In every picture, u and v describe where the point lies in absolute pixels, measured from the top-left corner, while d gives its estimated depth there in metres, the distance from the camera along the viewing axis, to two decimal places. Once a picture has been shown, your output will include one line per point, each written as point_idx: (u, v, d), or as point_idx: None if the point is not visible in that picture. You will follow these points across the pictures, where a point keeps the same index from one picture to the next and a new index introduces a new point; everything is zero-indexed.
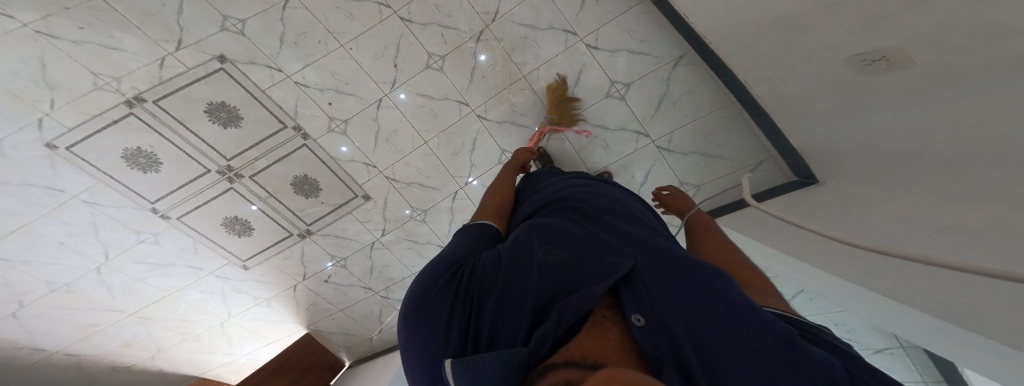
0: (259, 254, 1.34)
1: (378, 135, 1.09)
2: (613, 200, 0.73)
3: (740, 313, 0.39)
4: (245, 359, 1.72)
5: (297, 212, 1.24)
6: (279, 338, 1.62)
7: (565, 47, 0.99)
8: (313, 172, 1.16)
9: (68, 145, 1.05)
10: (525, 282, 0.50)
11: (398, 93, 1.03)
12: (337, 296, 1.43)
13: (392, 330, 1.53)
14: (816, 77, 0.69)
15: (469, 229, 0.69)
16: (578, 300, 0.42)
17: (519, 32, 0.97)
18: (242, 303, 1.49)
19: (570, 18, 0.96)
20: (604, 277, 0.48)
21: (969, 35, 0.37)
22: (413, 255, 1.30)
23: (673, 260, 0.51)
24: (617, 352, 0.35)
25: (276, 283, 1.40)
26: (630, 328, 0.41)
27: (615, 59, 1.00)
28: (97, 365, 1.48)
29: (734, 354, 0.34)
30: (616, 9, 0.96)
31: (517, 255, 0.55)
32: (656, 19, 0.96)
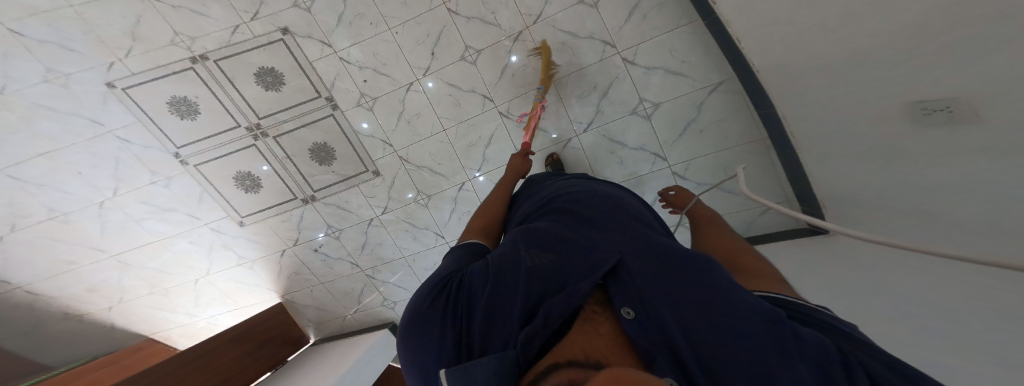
0: (259, 212, 1.35)
1: (401, 115, 1.16)
2: (601, 196, 0.71)
3: (730, 296, 0.37)
4: (205, 324, 1.64)
5: (307, 176, 1.27)
6: (249, 305, 1.56)
7: (601, 58, 1.05)
8: (333, 141, 1.22)
9: (126, 87, 1.17)
10: (512, 281, 0.49)
11: (428, 82, 1.11)
12: (321, 268, 1.41)
13: (367, 312, 1.47)
14: (842, 108, 0.71)
15: (458, 248, 0.66)
16: (565, 300, 0.42)
17: (559, 38, 1.05)
18: (225, 261, 1.47)
19: (612, 29, 1.03)
20: (591, 274, 0.46)
21: (982, 51, 0.40)
22: (407, 238, 1.29)
23: (663, 252, 0.49)
24: (607, 347, 0.34)
25: (267, 244, 1.40)
26: (620, 322, 0.39)
27: (650, 77, 1.06)
28: (48, 309, 1.43)
29: (726, 342, 0.33)
30: (662, 27, 1.01)
31: (503, 257, 0.54)
32: (702, 42, 1.00)
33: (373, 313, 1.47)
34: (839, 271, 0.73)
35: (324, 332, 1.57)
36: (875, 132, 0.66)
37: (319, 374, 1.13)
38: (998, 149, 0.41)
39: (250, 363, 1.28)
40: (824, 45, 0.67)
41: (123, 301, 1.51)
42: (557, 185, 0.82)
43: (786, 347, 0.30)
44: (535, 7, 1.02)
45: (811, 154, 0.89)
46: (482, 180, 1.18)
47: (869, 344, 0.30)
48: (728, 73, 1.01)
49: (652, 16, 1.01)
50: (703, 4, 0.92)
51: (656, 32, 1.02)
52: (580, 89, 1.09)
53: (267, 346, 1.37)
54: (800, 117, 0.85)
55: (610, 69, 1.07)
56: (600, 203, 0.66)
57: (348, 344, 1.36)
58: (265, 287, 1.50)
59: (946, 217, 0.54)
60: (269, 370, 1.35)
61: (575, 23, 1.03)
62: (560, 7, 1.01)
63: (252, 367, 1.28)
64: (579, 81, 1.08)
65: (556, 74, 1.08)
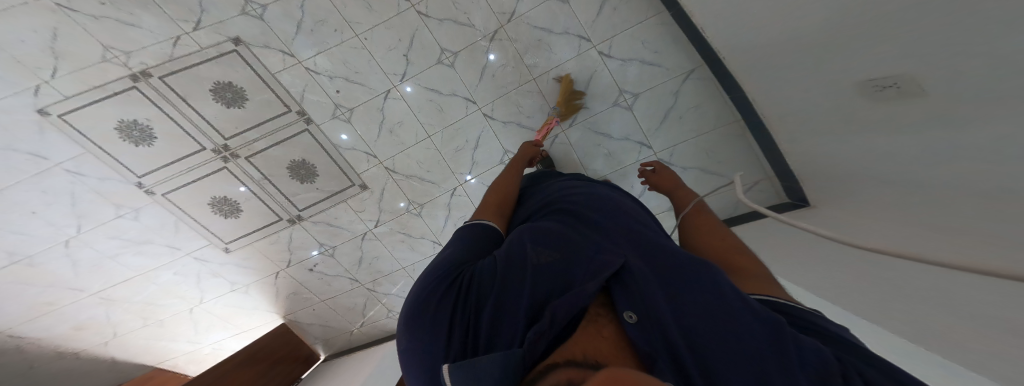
0: (243, 237, 1.30)
1: (382, 124, 1.10)
2: (604, 198, 0.71)
3: (733, 301, 0.38)
4: (210, 349, 1.64)
5: (290, 197, 1.22)
6: (251, 328, 1.55)
7: (577, 52, 1.02)
8: (312, 158, 1.16)
9: (63, 113, 1.04)
10: (519, 284, 0.49)
11: (407, 86, 1.05)
12: (320, 286, 1.40)
13: (374, 324, 1.48)
14: (816, 100, 0.73)
15: (467, 229, 0.67)
16: (572, 300, 0.42)
17: (534, 35, 1.00)
18: (217, 289, 1.43)
19: (586, 23, 0.99)
20: (597, 275, 0.47)
21: (953, 65, 0.41)
22: (404, 248, 1.29)
23: (665, 257, 0.51)
24: (611, 352, 0.35)
25: (259, 269, 1.37)
26: (623, 324, 0.40)
27: (626, 68, 1.03)
28: (37, 351, 1.34)
29: (725, 348, 0.34)
30: (632, 19, 0.98)
31: (510, 257, 0.54)
32: (672, 31, 0.99)
33: (379, 325, 1.49)
34: (815, 246, 0.78)
35: (332, 347, 1.59)
36: (846, 124, 0.68)
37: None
38: (965, 155, 0.44)
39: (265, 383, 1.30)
40: (798, 41, 0.67)
41: (118, 335, 1.47)
42: (558, 184, 0.82)
43: (784, 350, 0.31)
44: (507, 5, 0.96)
45: (785, 135, 0.91)
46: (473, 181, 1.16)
47: (866, 355, 0.31)
48: (698, 60, 1.01)
49: (623, 7, 0.97)
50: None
51: (626, 24, 0.99)
52: (562, 84, 1.06)
53: (279, 366, 1.38)
54: (775, 105, 0.87)
55: (589, 64, 1.03)
56: (602, 205, 0.68)
57: (359, 356, 1.39)
58: (265, 310, 1.48)
59: (910, 209, 0.58)
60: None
61: (550, 18, 0.98)
62: (532, 4, 0.96)
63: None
64: (558, 79, 1.05)
65: (535, 72, 1.04)
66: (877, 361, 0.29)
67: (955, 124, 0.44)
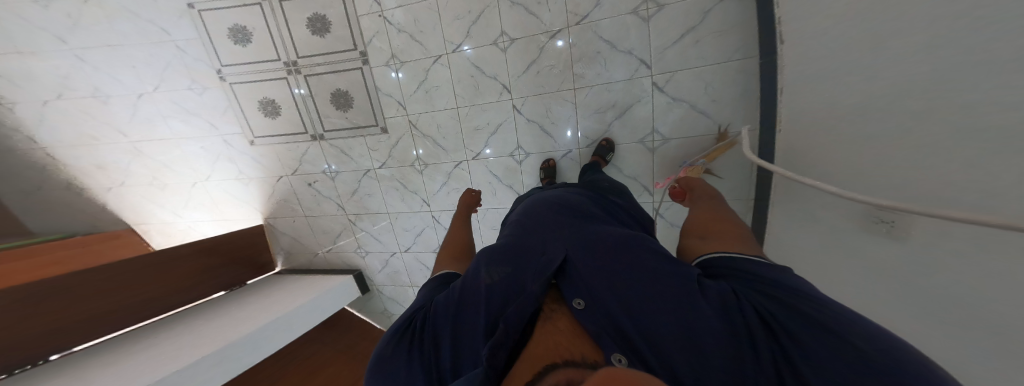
0: (272, 137, 1.41)
1: (421, 84, 1.17)
2: (542, 198, 0.72)
3: (664, 276, 0.43)
4: (184, 227, 1.69)
5: (322, 116, 1.33)
6: (232, 220, 1.61)
7: (631, 76, 1.00)
8: (353, 90, 1.27)
9: (203, 10, 1.28)
10: (473, 304, 0.50)
11: (466, 46, 1.09)
12: (311, 202, 1.45)
13: (337, 254, 1.54)
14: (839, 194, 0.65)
15: (436, 279, 0.64)
16: (519, 308, 0.45)
17: (596, 45, 1.00)
18: (225, 173, 1.53)
19: (656, 49, 0.96)
20: (541, 275, 0.50)
21: (994, 163, 0.34)
22: (396, 197, 1.32)
23: (602, 237, 0.53)
24: (563, 342, 0.40)
25: (267, 167, 1.45)
26: (575, 314, 0.45)
27: (671, 109, 1.02)
28: (58, 175, 1.53)
29: (663, 324, 0.39)
30: (709, 57, 0.94)
31: (462, 282, 0.54)
32: (739, 85, 0.94)
33: (344, 256, 1.55)
34: None
35: (292, 264, 1.65)
36: (842, 224, 0.63)
37: (258, 311, 1.18)
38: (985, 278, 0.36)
39: (205, 280, 1.32)
40: (842, 122, 0.61)
41: (122, 186, 1.59)
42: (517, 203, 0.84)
43: (705, 314, 0.37)
44: (583, 8, 0.98)
45: (779, 228, 0.89)
46: (490, 154, 1.19)
47: (775, 284, 0.38)
48: (754, 124, 0.94)
49: (707, 42, 0.93)
50: (771, 40, 0.83)
51: (700, 61, 0.95)
52: (598, 103, 1.06)
53: (228, 265, 1.41)
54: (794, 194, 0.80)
55: (636, 90, 1.02)
56: (543, 204, 0.68)
57: (310, 281, 1.45)
58: (252, 206, 1.55)
59: (926, 345, 0.46)
60: (226, 288, 1.41)
61: (618, 34, 0.98)
62: (609, 13, 0.96)
63: (205, 283, 1.32)
64: (597, 97, 1.06)
65: (578, 82, 1.05)
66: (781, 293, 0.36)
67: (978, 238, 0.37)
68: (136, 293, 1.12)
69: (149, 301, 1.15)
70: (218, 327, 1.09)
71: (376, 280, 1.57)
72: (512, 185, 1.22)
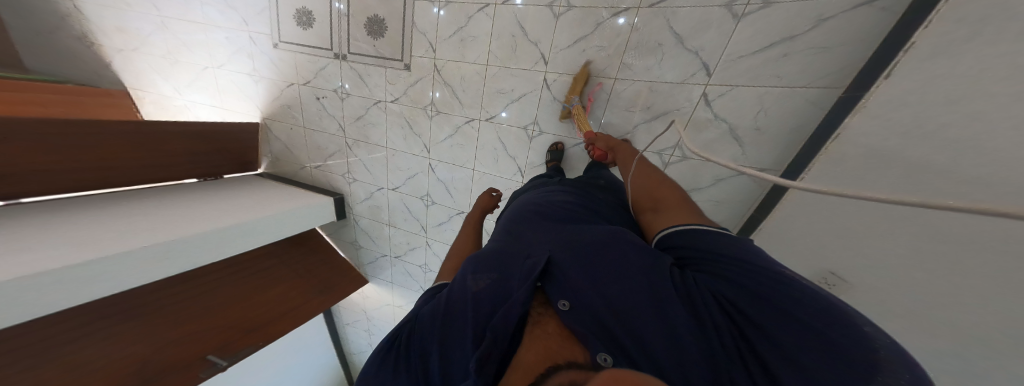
0: (297, 46, 1.35)
1: (460, 31, 1.10)
2: (524, 205, 0.67)
3: (640, 278, 0.42)
4: (181, 105, 1.69)
5: (351, 37, 1.24)
6: (231, 111, 1.60)
7: (684, 79, 0.93)
8: (391, 20, 1.17)
9: None
10: (461, 314, 0.46)
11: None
12: (314, 116, 1.44)
13: (322, 173, 1.56)
14: (877, 252, 0.60)
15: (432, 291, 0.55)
16: (508, 314, 0.43)
17: (662, 36, 0.91)
18: (238, 67, 1.48)
19: (726, 57, 0.88)
20: (525, 277, 0.46)
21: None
22: (399, 136, 1.30)
23: (583, 238, 0.50)
24: (552, 348, 0.39)
25: (282, 72, 1.41)
26: (560, 315, 0.43)
27: (709, 126, 0.96)
28: (76, 21, 1.55)
29: (649, 330, 0.38)
30: (785, 78, 0.84)
31: (448, 292, 0.49)
32: (797, 119, 0.86)
33: (327, 176, 1.55)
34: None
35: (272, 168, 1.71)
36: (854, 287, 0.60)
37: (224, 212, 1.20)
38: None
39: (182, 166, 1.37)
40: None
41: (134, 51, 1.60)
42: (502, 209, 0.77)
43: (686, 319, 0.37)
44: None
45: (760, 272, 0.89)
46: (504, 119, 1.14)
47: (738, 270, 0.37)
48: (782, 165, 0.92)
49: (796, 59, 0.82)
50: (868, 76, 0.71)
51: (775, 80, 0.85)
52: (629, 100, 1.02)
53: (209, 158, 1.46)
54: (809, 241, 0.75)
55: (684, 96, 0.95)
56: (526, 211, 0.63)
57: (290, 192, 1.49)
58: (255, 104, 1.54)
59: None
60: (197, 178, 1.47)
61: (692, 29, 0.88)
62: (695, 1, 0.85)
63: (180, 168, 1.37)
64: (637, 91, 0.99)
65: (622, 71, 0.99)
66: (747, 282, 0.36)
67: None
68: (116, 157, 1.15)
69: (126, 167, 1.20)
70: (178, 217, 1.11)
71: (354, 209, 1.57)
72: (516, 157, 1.18)
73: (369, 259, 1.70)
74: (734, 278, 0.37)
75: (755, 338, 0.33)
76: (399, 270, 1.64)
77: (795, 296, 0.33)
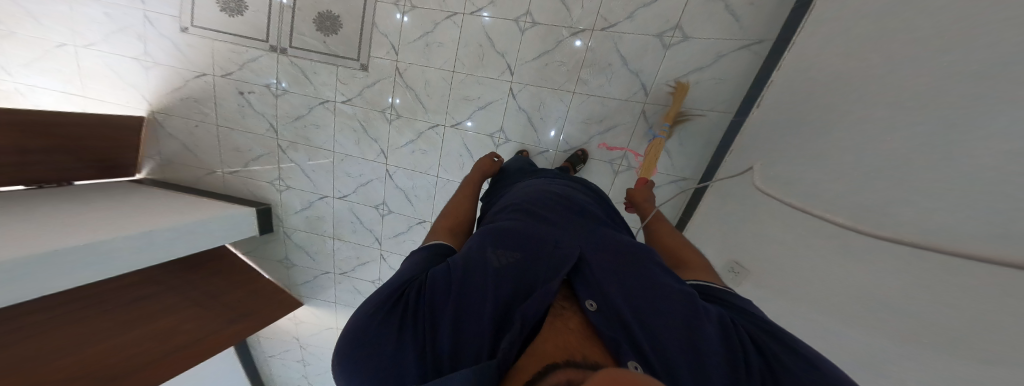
0: (215, 31, 1.13)
1: (426, 36, 1.07)
2: (548, 188, 0.64)
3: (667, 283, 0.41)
4: (7, 89, 1.24)
5: (296, 30, 1.11)
6: (98, 100, 1.23)
7: (628, 97, 1.03)
8: (347, 17, 1.08)
9: None
10: (477, 286, 0.40)
11: (485, 13, 1.03)
12: (233, 115, 1.19)
13: (236, 181, 1.28)
14: (770, 239, 0.70)
15: (423, 248, 0.49)
16: (539, 303, 0.39)
17: (610, 57, 1.01)
18: (121, 49, 1.17)
19: (658, 80, 1.00)
20: (559, 270, 0.44)
21: (946, 194, 0.37)
22: (350, 139, 1.15)
23: (614, 241, 0.50)
24: (578, 343, 0.35)
25: (190, 60, 1.16)
26: (586, 316, 0.40)
27: (646, 141, 1.06)
28: None
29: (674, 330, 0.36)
30: (699, 101, 0.99)
31: (465, 256, 0.44)
32: (707, 137, 1.02)
33: (247, 184, 1.28)
34: None
35: (157, 173, 1.34)
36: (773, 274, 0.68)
37: (40, 229, 0.82)
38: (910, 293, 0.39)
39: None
40: (789, 176, 0.67)
41: None
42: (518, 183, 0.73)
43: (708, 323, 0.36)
44: (614, 16, 0.97)
45: None
46: (470, 127, 1.11)
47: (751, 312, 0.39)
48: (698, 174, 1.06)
49: (704, 86, 0.97)
50: (749, 102, 0.90)
51: (690, 103, 1.00)
52: (586, 114, 1.07)
53: (47, 155, 1.05)
54: (731, 238, 0.85)
55: (628, 113, 1.05)
56: (554, 195, 0.61)
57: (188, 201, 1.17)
58: (140, 96, 1.21)
59: None
60: (25, 185, 1.03)
61: (634, 52, 0.99)
62: (636, 30, 0.97)
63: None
64: (588, 106, 1.07)
65: (580, 86, 1.05)
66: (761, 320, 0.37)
67: (922, 264, 0.39)
68: None
69: None
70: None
71: (287, 221, 1.30)
72: None
73: (302, 280, 1.41)
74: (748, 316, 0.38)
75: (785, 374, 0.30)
76: (347, 289, 1.38)
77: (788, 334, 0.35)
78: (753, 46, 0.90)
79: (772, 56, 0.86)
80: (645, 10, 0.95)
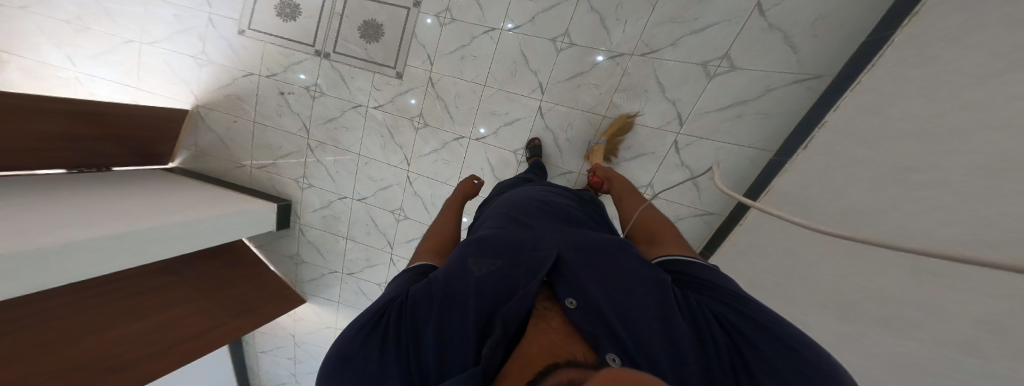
0: (266, 34, 1.22)
1: (461, 49, 1.08)
2: (526, 196, 0.61)
3: (643, 275, 0.38)
4: (72, 77, 1.39)
5: (340, 36, 1.16)
6: (149, 91, 1.36)
7: (660, 125, 0.96)
8: (388, 27, 1.12)
9: None
10: (460, 297, 0.37)
11: (510, 24, 1.02)
12: (271, 112, 1.26)
13: (263, 173, 1.35)
14: (819, 303, 0.60)
15: (405, 272, 0.45)
16: (517, 304, 0.35)
17: (648, 83, 0.95)
18: (181, 48, 1.29)
19: (697, 110, 0.93)
20: (537, 269, 0.40)
21: None
22: (377, 144, 1.17)
23: (588, 237, 0.46)
24: (558, 341, 0.31)
25: (242, 59, 1.25)
26: (568, 313, 0.36)
27: (673, 173, 0.98)
28: None
29: (660, 329, 0.32)
30: (737, 137, 0.91)
31: (447, 270, 0.40)
32: (743, 175, 0.93)
33: (275, 179, 1.34)
34: None
35: (189, 164, 1.43)
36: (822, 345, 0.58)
37: (81, 218, 0.87)
38: None
39: (55, 150, 1.06)
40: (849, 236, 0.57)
41: (22, 10, 1.32)
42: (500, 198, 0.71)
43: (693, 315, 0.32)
44: (656, 41, 0.92)
45: None
46: (493, 141, 1.09)
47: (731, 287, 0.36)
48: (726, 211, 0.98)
49: (748, 121, 0.89)
50: (796, 142, 0.81)
51: (728, 137, 0.92)
52: (618, 139, 1.01)
53: (104, 144, 1.18)
54: (766, 291, 0.75)
55: (659, 142, 0.98)
56: (530, 201, 0.58)
57: (215, 194, 1.24)
58: (189, 88, 1.32)
59: None
60: (65, 168, 1.13)
61: (674, 80, 0.93)
62: (678, 56, 0.91)
63: (48, 153, 1.05)
64: (616, 132, 1.01)
65: (612, 111, 1.00)
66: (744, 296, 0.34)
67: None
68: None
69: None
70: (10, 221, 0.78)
71: (304, 218, 1.34)
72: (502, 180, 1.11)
73: (310, 277, 1.43)
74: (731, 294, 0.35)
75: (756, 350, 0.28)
76: (350, 290, 1.39)
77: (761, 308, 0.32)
78: (809, 81, 0.82)
79: (829, 95, 0.77)
80: (691, 38, 0.89)
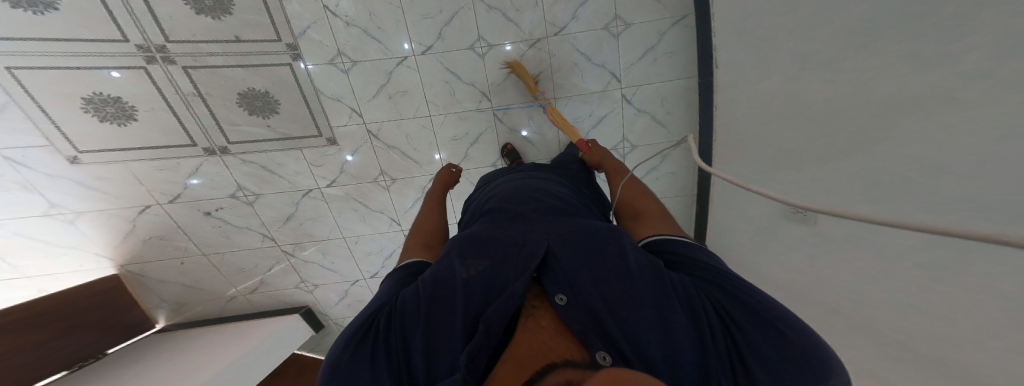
0: (112, 151, 0.93)
1: (383, 88, 1.00)
2: (517, 188, 0.69)
3: (632, 264, 0.43)
4: None
5: (221, 120, 0.94)
6: (46, 274, 1.06)
7: (604, 87, 1.10)
8: (277, 92, 0.95)
9: None
10: (448, 301, 0.42)
11: (405, 44, 0.97)
12: (212, 237, 1.08)
13: (265, 296, 1.23)
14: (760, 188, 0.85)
15: (398, 271, 0.52)
16: (505, 307, 0.40)
17: (573, 57, 1.06)
18: (13, 209, 0.95)
19: (624, 64, 1.07)
20: (526, 269, 0.45)
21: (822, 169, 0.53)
22: (353, 219, 1.12)
23: (583, 227, 0.52)
24: (547, 339, 0.37)
25: (112, 193, 0.98)
26: (556, 310, 0.42)
27: (638, 119, 1.14)
28: None
29: (640, 311, 0.38)
30: (666, 74, 1.08)
31: (434, 273, 0.46)
32: (685, 100, 1.11)
33: (279, 295, 1.24)
34: None
35: (176, 316, 1.23)
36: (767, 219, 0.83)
37: None
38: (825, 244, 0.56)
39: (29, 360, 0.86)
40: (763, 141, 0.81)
41: None
42: (489, 191, 0.78)
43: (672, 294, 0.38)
44: (561, 19, 1.01)
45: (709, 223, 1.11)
46: (472, 162, 1.13)
47: (717, 271, 0.41)
48: None
49: (664, 61, 1.06)
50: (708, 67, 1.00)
51: (659, 76, 1.08)
52: (575, 113, 1.14)
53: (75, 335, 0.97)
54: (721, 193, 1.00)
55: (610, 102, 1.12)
56: (520, 196, 0.65)
57: (232, 331, 1.14)
58: (88, 250, 1.05)
59: None
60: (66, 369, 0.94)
61: (593, 47, 1.05)
62: (583, 27, 1.02)
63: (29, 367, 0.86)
64: (574, 106, 1.13)
65: (558, 92, 1.10)
66: (728, 285, 0.38)
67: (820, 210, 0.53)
68: None
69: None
70: None
71: (332, 313, 1.31)
72: None
73: None
74: (719, 284, 0.39)
75: (745, 338, 0.34)
76: None
77: (746, 291, 0.37)
78: (683, 20, 1.01)
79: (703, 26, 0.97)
80: (583, 9, 1.00)
